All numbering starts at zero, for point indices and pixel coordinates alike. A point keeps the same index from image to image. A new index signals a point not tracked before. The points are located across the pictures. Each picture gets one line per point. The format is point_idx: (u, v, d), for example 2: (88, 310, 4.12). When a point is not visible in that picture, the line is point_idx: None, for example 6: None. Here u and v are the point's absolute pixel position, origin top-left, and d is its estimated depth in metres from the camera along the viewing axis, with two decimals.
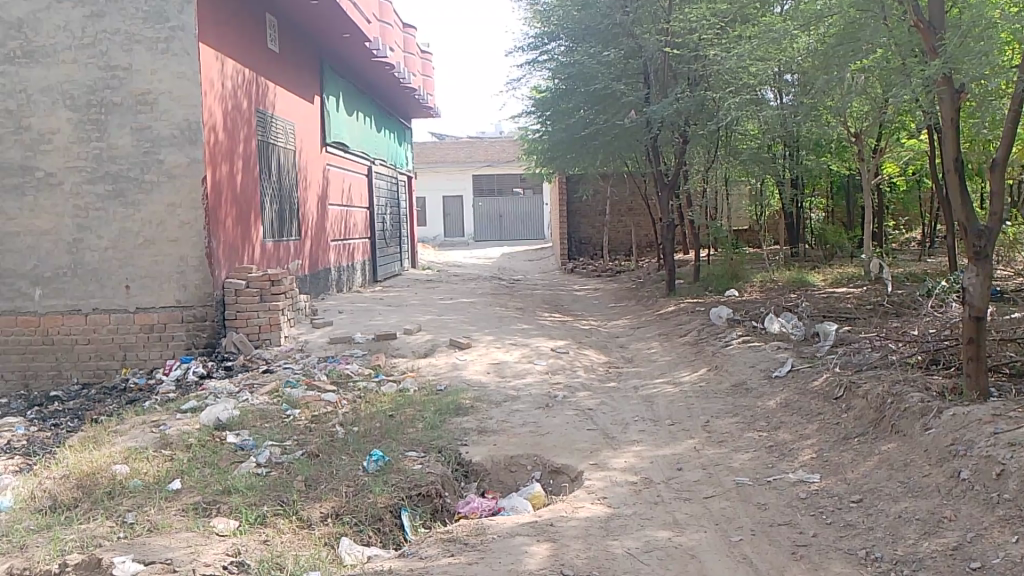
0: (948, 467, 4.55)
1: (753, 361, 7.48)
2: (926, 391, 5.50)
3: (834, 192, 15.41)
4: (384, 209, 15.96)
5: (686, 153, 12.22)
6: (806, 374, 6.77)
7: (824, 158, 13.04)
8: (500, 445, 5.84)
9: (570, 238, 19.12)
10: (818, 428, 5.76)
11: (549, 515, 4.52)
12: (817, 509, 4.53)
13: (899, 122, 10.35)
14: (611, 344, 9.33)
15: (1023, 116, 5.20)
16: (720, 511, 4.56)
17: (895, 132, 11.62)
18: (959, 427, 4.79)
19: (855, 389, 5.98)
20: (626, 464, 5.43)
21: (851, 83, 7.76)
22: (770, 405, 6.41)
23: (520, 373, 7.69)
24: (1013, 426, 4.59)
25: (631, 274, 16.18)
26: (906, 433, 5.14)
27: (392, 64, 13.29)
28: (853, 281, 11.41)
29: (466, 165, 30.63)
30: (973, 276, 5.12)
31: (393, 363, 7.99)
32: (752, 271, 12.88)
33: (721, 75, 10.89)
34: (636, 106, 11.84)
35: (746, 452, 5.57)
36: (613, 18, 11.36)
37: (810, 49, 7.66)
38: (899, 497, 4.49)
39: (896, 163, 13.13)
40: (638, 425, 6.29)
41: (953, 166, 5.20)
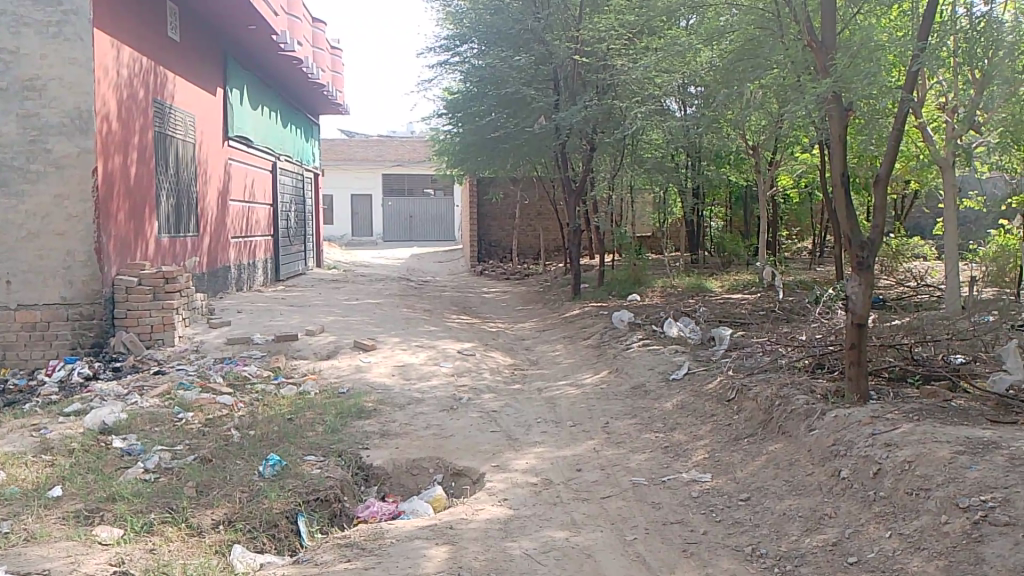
0: (830, 466, 4.78)
1: (652, 363, 7.68)
2: (811, 394, 5.78)
3: (732, 202, 16.03)
4: (289, 206, 15.56)
5: (593, 161, 12.43)
6: (702, 377, 6.99)
7: (724, 169, 13.56)
8: (401, 448, 5.78)
9: (480, 241, 19.18)
10: (711, 429, 5.96)
11: (449, 518, 4.51)
12: (708, 507, 4.69)
13: (793, 137, 10.87)
14: (517, 346, 9.40)
15: (904, 134, 5.51)
16: (617, 510, 4.66)
17: (790, 146, 12.17)
18: (840, 428, 5.05)
19: (746, 392, 6.22)
20: (527, 465, 5.47)
21: (750, 98, 8.05)
22: (667, 407, 6.59)
23: (425, 376, 7.64)
24: (889, 427, 4.84)
25: (538, 277, 16.37)
26: (792, 434, 5.38)
27: (299, 59, 12.99)
28: (748, 288, 11.91)
29: (376, 163, 30.36)
30: (856, 285, 5.39)
31: (293, 364, 7.81)
32: (654, 276, 13.25)
33: (628, 85, 11.14)
34: (546, 112, 11.98)
35: (643, 452, 5.71)
36: (525, 24, 11.50)
37: (711, 64, 7.91)
38: (784, 495, 4.70)
39: (791, 177, 13.76)
40: (541, 427, 6.35)
41: (840, 180, 5.48)
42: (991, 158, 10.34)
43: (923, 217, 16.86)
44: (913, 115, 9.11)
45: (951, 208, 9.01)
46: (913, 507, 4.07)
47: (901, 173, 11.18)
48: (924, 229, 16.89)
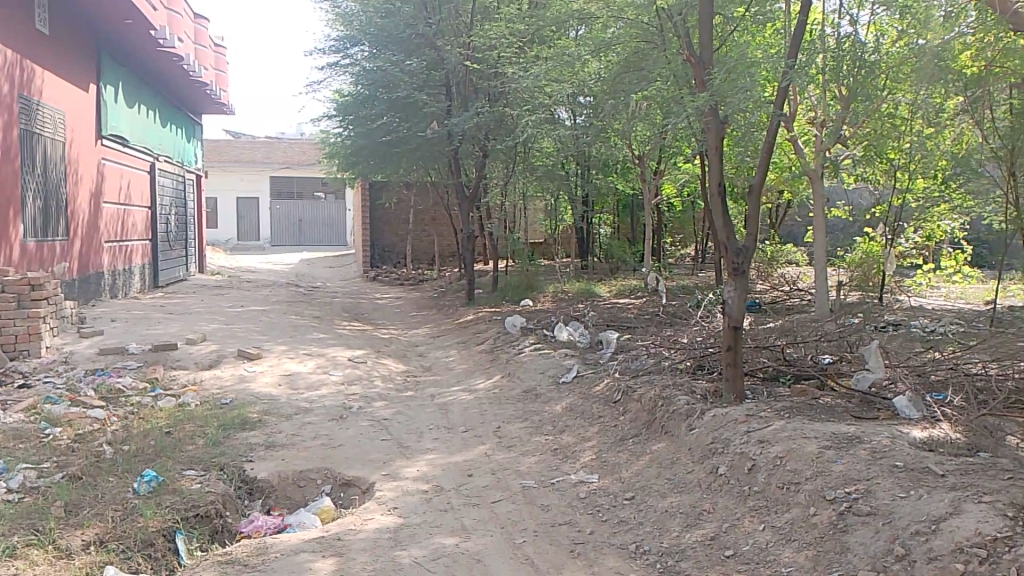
0: (709, 463, 4.99)
1: (543, 367, 7.80)
2: (691, 394, 6.02)
3: (620, 210, 16.47)
4: (168, 209, 14.87)
5: (485, 167, 12.49)
6: (590, 380, 7.15)
7: (612, 177, 13.96)
8: (287, 459, 5.64)
9: (373, 246, 18.97)
10: (598, 430, 6.11)
11: (337, 530, 4.42)
12: (595, 508, 4.81)
13: (676, 147, 11.30)
14: (409, 353, 9.33)
15: (775, 146, 5.85)
16: (507, 514, 4.70)
17: (673, 156, 12.69)
18: (718, 427, 5.28)
19: (631, 394, 6.41)
20: (418, 472, 5.44)
21: (635, 110, 8.31)
22: (557, 410, 6.70)
23: (314, 384, 7.47)
24: (762, 425, 5.11)
25: (432, 283, 16.32)
26: (674, 433, 5.59)
27: (180, 56, 12.46)
28: (635, 292, 12.30)
29: (263, 166, 29.49)
30: (732, 290, 5.66)
31: (172, 375, 7.47)
32: (546, 281, 13.47)
33: (519, 94, 11.28)
34: (438, 117, 11.95)
35: (532, 456, 5.78)
36: (416, 28, 11.48)
37: (598, 74, 8.12)
38: (665, 493, 4.87)
39: (674, 186, 14.33)
40: (432, 434, 6.33)
41: (716, 189, 5.73)
42: (855, 170, 11.07)
43: (796, 225, 17.89)
44: (785, 128, 9.65)
45: (820, 217, 9.58)
46: (785, 500, 4.30)
47: (775, 183, 11.83)
48: (796, 237, 17.92)
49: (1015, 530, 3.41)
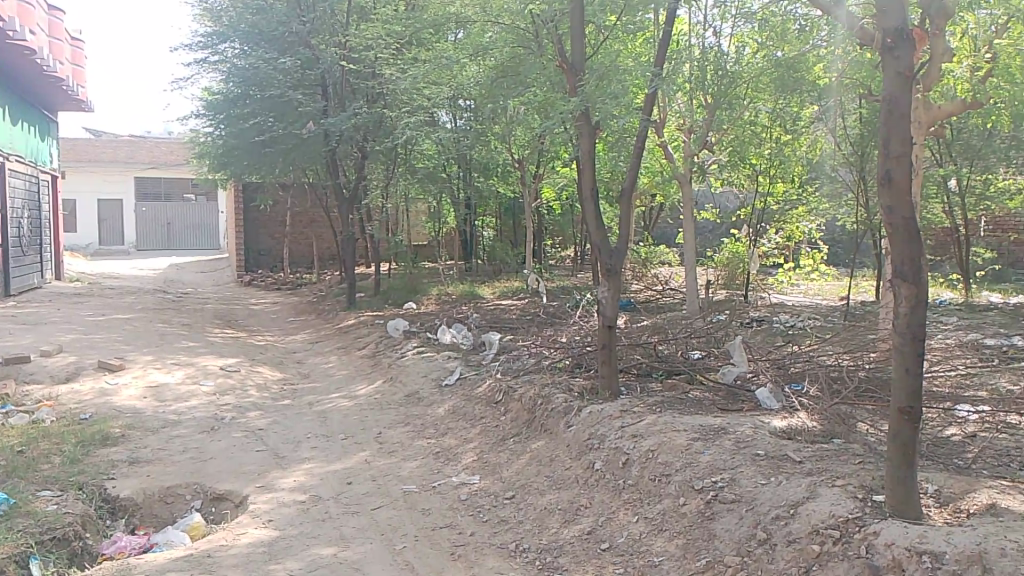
0: (586, 459, 5.12)
1: (425, 370, 7.76)
2: (569, 392, 6.15)
3: (502, 213, 16.63)
4: (19, 212, 13.80)
5: (364, 169, 12.30)
6: (472, 382, 7.17)
7: (492, 181, 14.08)
8: (154, 475, 5.36)
9: (248, 249, 18.30)
10: (479, 431, 6.14)
11: (206, 546, 4.24)
12: (475, 509, 4.83)
13: (554, 151, 11.51)
14: (287, 360, 9.06)
15: (643, 152, 6.06)
16: (387, 521, 4.65)
17: (550, 161, 12.95)
18: (594, 423, 5.43)
19: (512, 394, 6.49)
20: (294, 483, 5.30)
21: (513, 114, 8.42)
22: (439, 412, 6.69)
23: (183, 396, 7.13)
24: (635, 420, 5.29)
25: (311, 287, 15.91)
26: (552, 431, 5.70)
27: (32, 48, 11.59)
28: (517, 294, 12.46)
29: (127, 165, 27.86)
30: (605, 290, 5.82)
31: (24, 391, 6.94)
32: (429, 284, 13.41)
33: (397, 96, 11.15)
34: (314, 118, 11.62)
35: (413, 460, 5.75)
36: (289, 26, 11.16)
37: (477, 77, 8.11)
38: (545, 490, 4.97)
39: (553, 189, 14.56)
40: (310, 442, 6.18)
41: (589, 191, 5.89)
42: (722, 174, 11.61)
43: (669, 227, 18.63)
44: (655, 133, 9.99)
45: (689, 219, 9.97)
46: (657, 491, 4.47)
47: (648, 186, 12.23)
48: (669, 238, 18.66)
49: (863, 511, 3.63)
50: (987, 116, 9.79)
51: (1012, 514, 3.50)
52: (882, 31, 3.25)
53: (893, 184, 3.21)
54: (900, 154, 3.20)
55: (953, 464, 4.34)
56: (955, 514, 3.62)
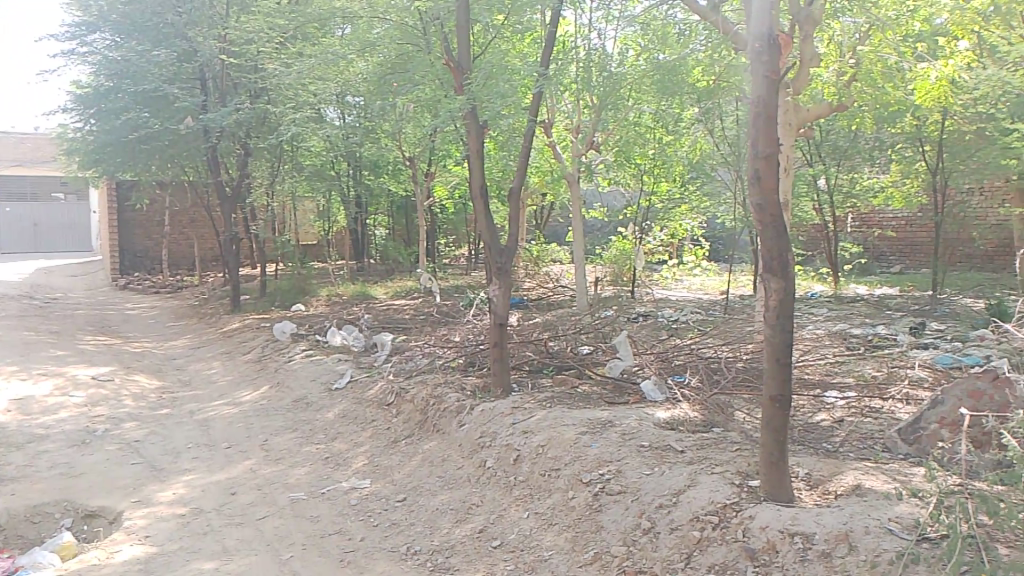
0: (478, 457, 5.13)
1: (314, 374, 7.57)
2: (461, 391, 6.15)
3: (393, 211, 16.45)
4: None
5: (247, 166, 11.87)
6: (363, 385, 7.05)
7: (383, 179, 13.92)
8: (18, 495, 5.00)
9: (123, 251, 17.37)
10: (370, 434, 6.05)
11: (77, 568, 3.98)
12: (365, 513, 4.75)
13: (445, 150, 11.49)
14: (166, 367, 8.64)
15: (530, 151, 6.15)
16: (273, 531, 4.51)
17: (442, 159, 12.91)
18: (485, 422, 5.44)
19: (403, 395, 6.43)
20: (174, 496, 5.05)
21: (401, 111, 8.35)
22: (328, 417, 6.54)
23: (51, 408, 6.68)
24: (526, 416, 5.34)
25: (192, 290, 15.27)
26: (444, 431, 5.68)
27: None
28: (409, 294, 12.36)
29: None
30: (496, 288, 5.84)
31: None
32: (318, 285, 13.12)
33: (282, 91, 10.82)
34: (192, 113, 11.12)
35: (302, 466, 5.60)
36: (164, 17, 10.87)
37: (362, 73, 7.95)
38: (436, 490, 4.94)
39: (445, 187, 14.48)
40: (191, 453, 5.91)
41: (479, 191, 5.90)
42: (609, 174, 11.86)
43: (560, 226, 18.96)
44: (544, 132, 10.08)
45: (578, 218, 10.15)
46: (547, 486, 4.52)
47: (539, 185, 12.37)
48: (560, 236, 18.96)
49: (740, 496, 3.80)
50: (853, 118, 10.44)
51: (875, 493, 3.73)
52: (751, 35, 3.38)
53: (762, 183, 3.37)
54: (768, 154, 3.35)
55: (823, 448, 4.58)
56: (824, 496, 3.83)
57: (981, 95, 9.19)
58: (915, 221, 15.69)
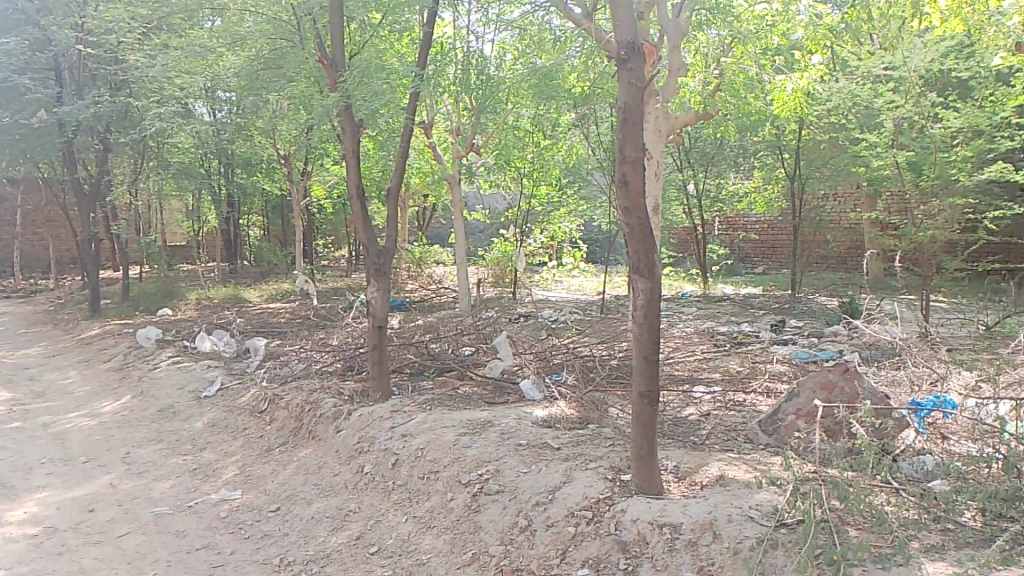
0: (355, 463, 5.03)
1: (181, 382, 7.22)
2: (338, 396, 6.02)
3: (269, 211, 15.93)
4: None
5: (108, 163, 11.16)
6: (234, 392, 6.78)
7: (256, 176, 13.45)
8: None
9: None
10: (242, 444, 5.82)
11: None
12: (236, 525, 4.57)
13: (323, 149, 11.23)
14: (16, 377, 8.01)
15: (408, 151, 6.10)
16: (135, 548, 4.26)
17: (320, 158, 12.62)
18: (363, 427, 5.35)
19: (278, 402, 6.23)
20: (23, 516, 4.68)
21: (275, 108, 8.08)
22: (197, 427, 6.25)
23: None
24: (405, 420, 5.29)
25: (47, 295, 14.25)
26: (321, 437, 5.54)
27: None
28: (284, 297, 12.01)
29: None
30: (374, 291, 5.76)
31: None
32: (186, 288, 12.53)
33: (146, 84, 10.24)
34: (46, 105, 10.39)
35: (167, 479, 5.32)
36: (14, 2, 10.08)
37: (233, 67, 7.62)
38: (312, 499, 4.82)
39: (322, 187, 14.16)
40: (44, 468, 5.50)
41: (355, 191, 5.77)
42: (490, 176, 11.79)
43: (443, 228, 18.95)
44: (423, 133, 10.01)
45: (460, 219, 10.15)
46: (425, 489, 4.49)
47: (420, 186, 12.27)
48: (442, 238, 18.92)
49: (613, 490, 3.91)
50: (718, 126, 11.01)
51: (736, 482, 3.92)
52: (617, 43, 3.49)
53: (629, 187, 3.47)
54: (634, 159, 3.46)
55: (691, 441, 4.78)
56: (691, 486, 3.99)
57: (833, 106, 9.84)
58: (776, 224, 16.61)
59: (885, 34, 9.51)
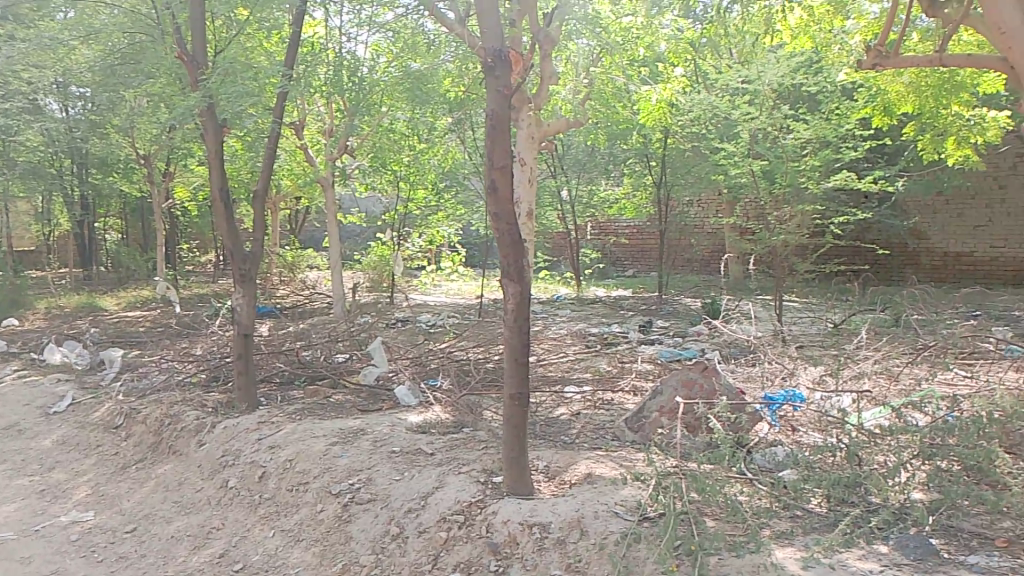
0: (219, 478, 4.83)
1: (26, 398, 6.69)
2: (202, 408, 5.76)
3: (128, 213, 15.08)
4: None
5: None
6: (87, 407, 6.36)
7: (113, 177, 12.67)
8: None
9: None
10: (96, 462, 5.47)
11: None
12: (89, 548, 4.29)
13: (187, 149, 10.74)
14: None
15: (276, 153, 5.91)
16: None
17: (183, 159, 12.05)
18: (228, 439, 5.15)
19: (136, 416, 5.90)
20: None
21: (133, 105, 7.66)
22: (45, 445, 5.82)
23: None
24: (273, 431, 5.13)
25: None
26: (183, 452, 5.29)
27: None
28: (145, 304, 11.39)
29: None
30: (240, 297, 5.56)
31: None
32: (34, 296, 11.65)
33: None
34: None
35: (10, 503, 4.92)
36: None
37: (86, 62, 7.16)
38: (172, 517, 4.59)
39: (187, 189, 13.53)
40: None
41: (220, 195, 5.53)
42: (366, 179, 11.67)
43: (317, 231, 18.55)
44: (295, 134, 9.76)
45: (333, 223, 9.94)
46: (293, 502, 4.36)
47: (291, 188, 11.93)
48: (317, 241, 18.51)
49: (484, 493, 3.94)
50: (589, 134, 11.32)
51: (604, 479, 4.04)
52: (485, 50, 3.52)
53: (497, 192, 3.51)
54: (503, 166, 3.50)
55: (562, 441, 4.89)
56: (560, 486, 4.08)
57: (695, 116, 10.35)
58: (646, 230, 17.27)
59: (740, 49, 10.14)
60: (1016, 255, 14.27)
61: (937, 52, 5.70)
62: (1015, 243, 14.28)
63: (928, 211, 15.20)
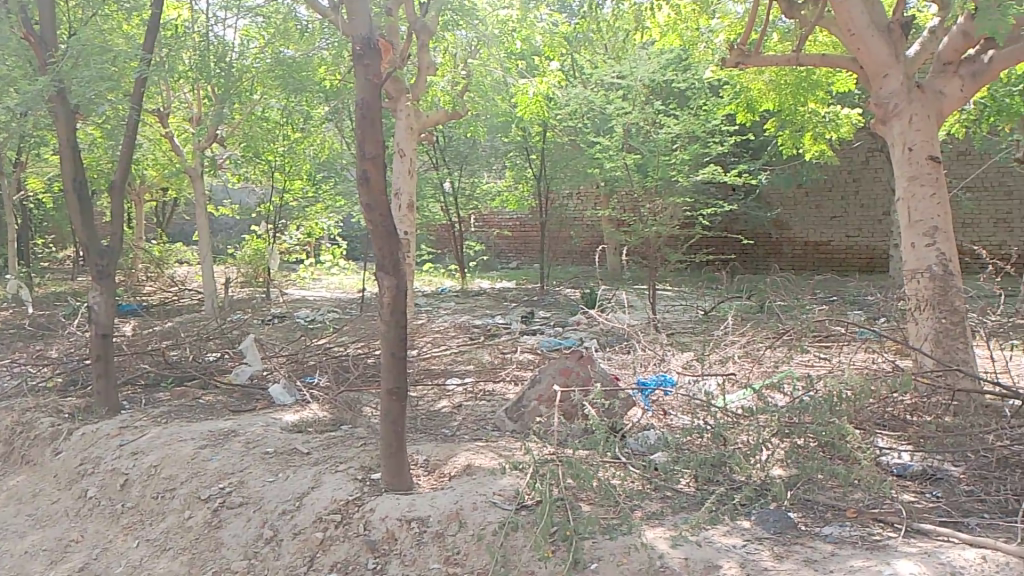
0: (77, 487, 4.54)
1: None
2: (57, 415, 5.40)
3: None
4: None
5: None
6: None
7: None
8: None
9: None
10: None
11: None
12: None
13: (38, 137, 10.00)
14: None
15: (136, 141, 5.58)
16: None
17: (35, 148, 11.20)
18: (87, 446, 4.85)
19: None
20: None
21: None
22: None
23: None
24: (137, 436, 4.86)
25: None
26: (37, 462, 4.94)
27: None
28: None
29: None
30: (97, 296, 5.21)
31: None
32: None
33: None
34: None
35: None
36: None
37: None
38: (25, 532, 4.28)
39: (40, 179, 12.60)
40: None
41: (73, 188, 5.18)
42: (238, 170, 11.27)
43: (187, 224, 17.72)
44: (160, 122, 9.28)
45: (203, 216, 9.52)
46: (159, 509, 4.15)
47: (157, 179, 11.34)
48: (187, 235, 17.69)
49: (361, 491, 3.88)
50: (468, 126, 11.34)
51: (482, 470, 4.07)
52: (353, 37, 3.44)
53: (369, 183, 3.45)
54: (374, 156, 3.44)
55: (442, 433, 4.89)
56: (439, 479, 4.08)
57: (572, 111, 10.56)
58: (526, 222, 17.49)
59: (613, 45, 10.42)
60: (868, 244, 15.44)
61: (793, 51, 6.03)
62: (867, 233, 15.42)
63: (789, 204, 16.17)
